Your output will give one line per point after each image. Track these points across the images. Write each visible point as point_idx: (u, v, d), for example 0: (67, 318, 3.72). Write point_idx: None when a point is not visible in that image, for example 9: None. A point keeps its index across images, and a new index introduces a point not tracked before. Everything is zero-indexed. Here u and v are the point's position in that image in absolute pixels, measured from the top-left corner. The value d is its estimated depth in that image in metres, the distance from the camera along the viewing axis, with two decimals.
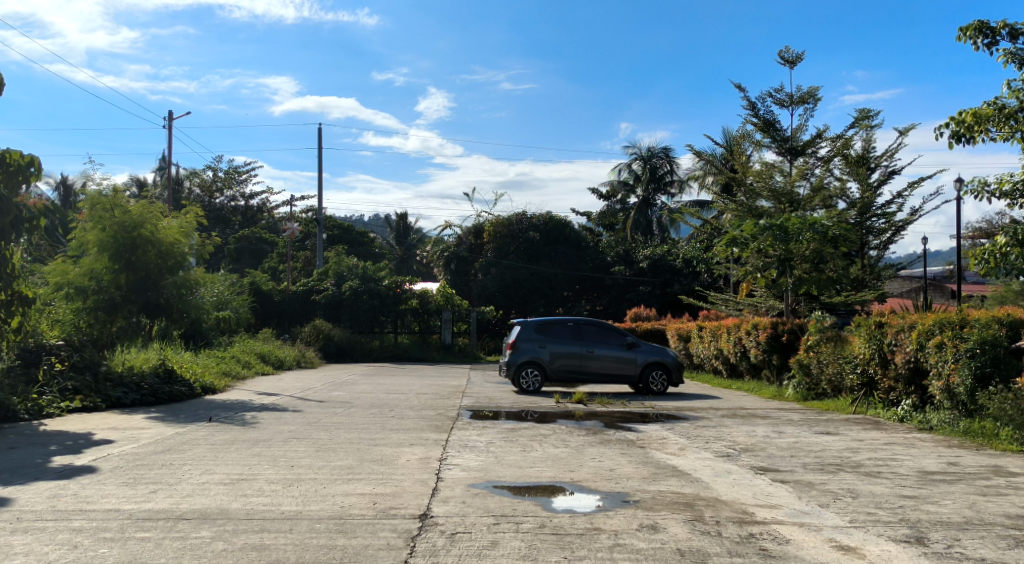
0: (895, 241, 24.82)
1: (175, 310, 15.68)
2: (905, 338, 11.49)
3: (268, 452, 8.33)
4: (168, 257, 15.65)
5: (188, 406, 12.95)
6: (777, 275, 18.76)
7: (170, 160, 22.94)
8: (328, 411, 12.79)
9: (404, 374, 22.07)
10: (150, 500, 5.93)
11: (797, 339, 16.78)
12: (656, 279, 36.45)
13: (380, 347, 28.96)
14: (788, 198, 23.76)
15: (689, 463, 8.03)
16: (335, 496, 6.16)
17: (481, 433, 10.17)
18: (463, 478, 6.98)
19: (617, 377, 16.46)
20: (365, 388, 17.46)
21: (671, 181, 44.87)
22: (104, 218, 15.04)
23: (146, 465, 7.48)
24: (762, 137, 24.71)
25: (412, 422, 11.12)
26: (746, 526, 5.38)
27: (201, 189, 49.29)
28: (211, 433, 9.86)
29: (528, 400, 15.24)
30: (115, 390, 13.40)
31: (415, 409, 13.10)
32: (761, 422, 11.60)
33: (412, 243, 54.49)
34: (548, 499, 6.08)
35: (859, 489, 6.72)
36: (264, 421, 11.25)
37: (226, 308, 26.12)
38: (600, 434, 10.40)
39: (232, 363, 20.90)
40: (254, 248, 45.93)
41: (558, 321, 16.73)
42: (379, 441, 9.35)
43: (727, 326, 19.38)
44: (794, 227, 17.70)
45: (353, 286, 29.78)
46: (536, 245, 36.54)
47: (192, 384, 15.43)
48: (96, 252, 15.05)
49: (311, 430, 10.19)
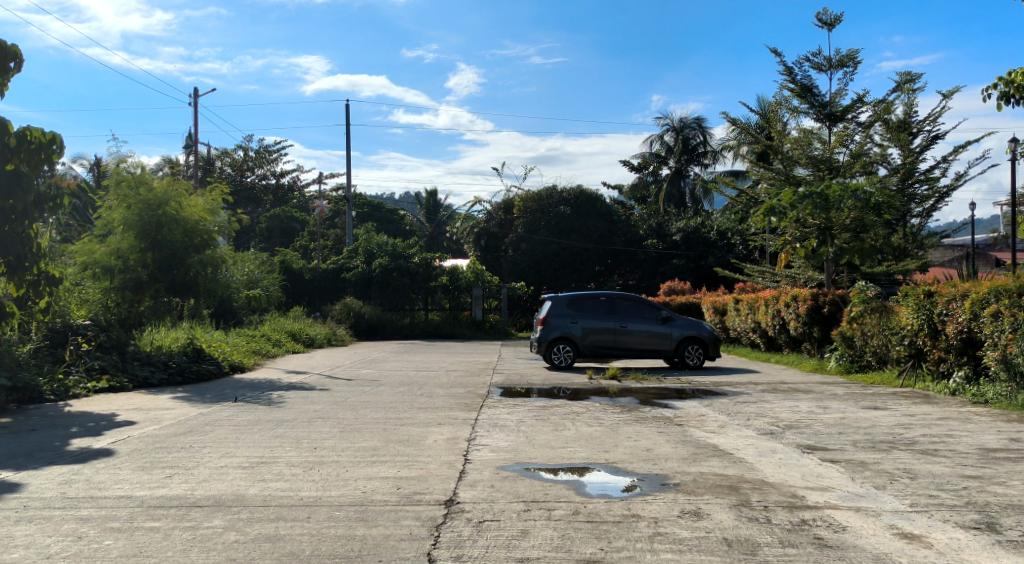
0: (939, 207, 23.96)
1: (203, 289, 15.54)
2: (957, 308, 10.86)
3: (290, 433, 8.05)
4: (194, 236, 15.47)
5: (215, 386, 12.80)
6: (818, 245, 18.01)
7: (196, 138, 22.70)
8: (356, 389, 12.53)
9: (434, 351, 21.86)
10: (163, 486, 5.66)
11: (838, 311, 16.19)
12: (691, 252, 35.72)
13: (410, 324, 28.78)
14: (827, 165, 23.15)
15: (730, 442, 7.58)
16: (357, 481, 5.85)
17: (512, 411, 9.83)
18: (492, 459, 6.63)
19: (651, 353, 16.03)
20: (394, 366, 17.23)
21: (705, 152, 43.86)
22: (130, 196, 14.91)
23: (165, 448, 7.25)
24: (799, 103, 23.84)
25: (441, 400, 10.80)
26: (798, 511, 4.94)
27: (232, 169, 49.43)
28: (234, 413, 9.64)
29: (560, 377, 14.86)
30: (141, 370, 13.31)
31: (444, 387, 12.82)
32: (804, 397, 11.10)
33: (442, 220, 54.17)
34: (582, 483, 5.70)
35: (916, 468, 6.23)
36: (291, 400, 11.02)
37: (256, 287, 26.13)
38: (635, 411, 10.00)
39: (262, 341, 20.81)
40: (284, 227, 45.98)
41: (590, 296, 16.30)
42: (406, 421, 9.04)
43: (765, 298, 18.79)
44: (836, 194, 16.98)
45: (382, 263, 29.53)
46: (567, 220, 35.97)
47: (221, 363, 15.33)
48: (122, 231, 14.90)
49: (337, 410, 9.92)
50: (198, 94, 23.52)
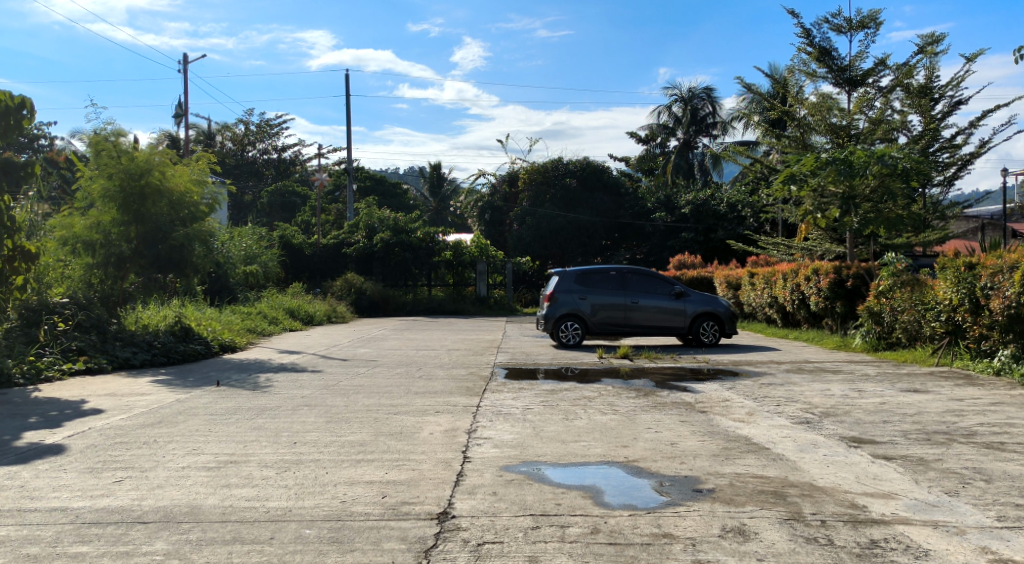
0: (962, 176, 22.91)
1: (190, 265, 14.67)
2: (1004, 281, 9.96)
3: (270, 425, 7.21)
4: (180, 208, 14.56)
5: (200, 368, 11.96)
6: (841, 215, 17.00)
7: (187, 107, 21.61)
8: (350, 371, 11.69)
9: (437, 328, 21.04)
10: (108, 493, 4.81)
11: (863, 285, 15.32)
12: (700, 225, 34.72)
13: (413, 301, 27.96)
14: (846, 132, 22.19)
15: (763, 433, 6.71)
16: (337, 487, 5.00)
17: (518, 397, 8.98)
18: (495, 458, 5.78)
19: (664, 330, 15.16)
20: (394, 345, 16.38)
21: (714, 122, 42.94)
22: (109, 164, 13.93)
23: (127, 442, 6.41)
24: (817, 67, 22.72)
25: (440, 383, 9.94)
26: (864, 528, 4.09)
27: (233, 143, 48.46)
28: (214, 400, 8.79)
29: (568, 356, 14.02)
30: (122, 350, 12.44)
31: (445, 369, 11.95)
32: (834, 379, 10.23)
33: (446, 194, 53.10)
34: (600, 490, 4.84)
35: (988, 468, 5.36)
36: (279, 384, 10.18)
37: (254, 263, 25.31)
38: (652, 396, 9.13)
39: (258, 319, 19.99)
40: (285, 202, 45.05)
41: (600, 270, 15.41)
42: (401, 409, 8.19)
43: (782, 272, 17.88)
44: (861, 160, 15.99)
45: (384, 238, 28.56)
46: (573, 193, 34.94)
47: (210, 343, 14.51)
48: (103, 203, 13.95)
49: (327, 396, 9.07)
50: (187, 61, 22.40)
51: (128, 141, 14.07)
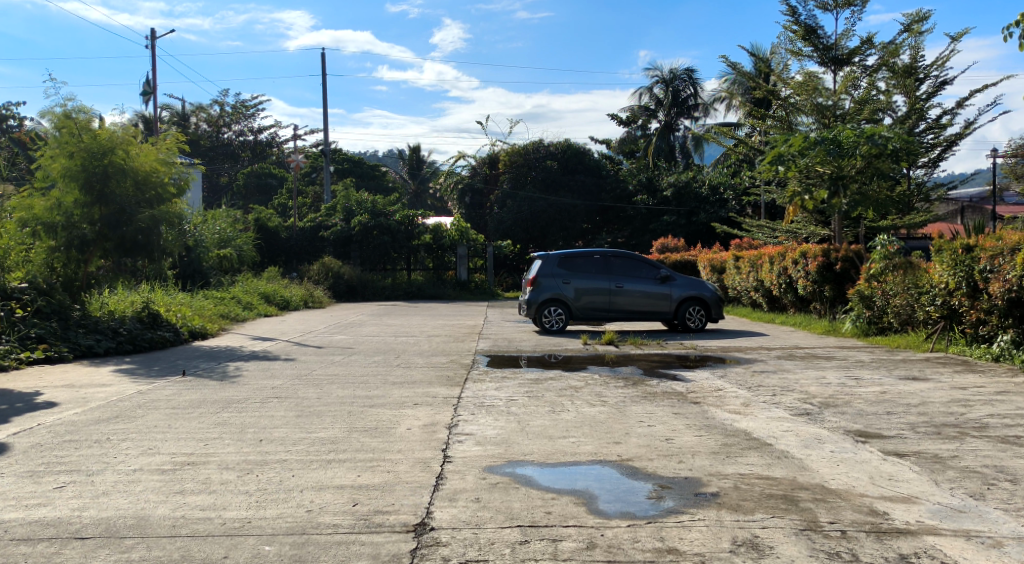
0: (946, 157, 22.67)
1: (157, 248, 14.08)
2: (1004, 264, 9.63)
3: (235, 420, 6.70)
4: (146, 188, 13.90)
5: (167, 356, 11.38)
6: (829, 197, 16.56)
7: (156, 84, 20.82)
8: (325, 360, 11.17)
9: (416, 313, 20.53)
10: (44, 502, 4.29)
11: (853, 268, 15.01)
12: (682, 208, 34.34)
13: (392, 285, 27.40)
14: (832, 112, 21.76)
15: (762, 427, 6.31)
16: (304, 493, 4.52)
17: (500, 387, 8.52)
18: (479, 458, 5.33)
19: (649, 315, 14.77)
20: (372, 331, 15.87)
21: (696, 104, 42.56)
22: (69, 142, 13.19)
23: (76, 440, 5.87)
24: (803, 46, 22.31)
25: (419, 372, 9.46)
26: (889, 540, 3.69)
27: (209, 125, 47.48)
28: (178, 391, 8.25)
29: (552, 342, 13.58)
30: (85, 338, 11.82)
31: (424, 356, 11.46)
32: (828, 365, 9.87)
33: (426, 177, 52.40)
34: (592, 496, 4.40)
35: (1009, 466, 4.98)
36: (249, 374, 9.67)
37: (228, 246, 24.61)
38: (641, 385, 8.71)
39: (231, 304, 19.37)
40: (260, 184, 44.22)
41: (584, 254, 14.96)
42: (377, 401, 7.70)
43: (769, 255, 17.53)
44: (850, 140, 15.61)
45: (362, 221, 27.91)
46: (554, 175, 34.44)
47: (179, 330, 13.91)
48: (64, 183, 13.23)
49: (299, 387, 8.57)
50: (155, 36, 21.58)
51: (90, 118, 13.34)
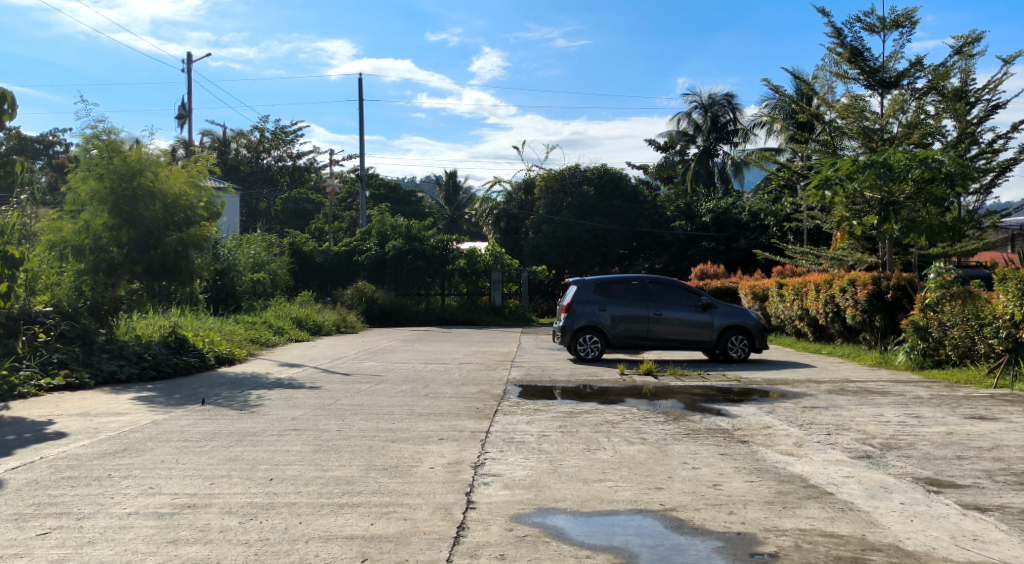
0: (999, 183, 21.74)
1: (185, 271, 13.93)
2: None
3: (248, 455, 6.29)
4: (175, 211, 13.75)
5: (190, 383, 11.07)
6: (880, 222, 16.06)
7: (191, 108, 20.89)
8: (351, 388, 10.76)
9: (449, 339, 20.10)
10: (24, 555, 3.90)
11: (905, 297, 14.32)
12: (721, 234, 33.62)
13: (426, 310, 27.05)
14: (878, 136, 21.18)
15: (820, 473, 5.71)
16: (309, 545, 4.07)
17: (532, 421, 8.02)
18: (506, 504, 4.83)
19: (688, 344, 14.16)
20: (402, 358, 15.47)
21: (735, 130, 41.91)
22: (99, 164, 13.10)
23: (75, 476, 5.49)
24: (848, 68, 21.63)
25: (447, 404, 9.00)
26: None
27: (249, 150, 47.96)
28: (193, 422, 7.89)
29: (587, 371, 13.04)
30: (108, 363, 11.60)
31: (454, 385, 10.99)
32: (885, 401, 9.17)
33: (462, 202, 52.30)
34: (631, 556, 3.88)
35: None
36: (270, 403, 9.28)
37: (262, 270, 24.52)
38: (683, 421, 8.12)
39: (262, 329, 19.15)
40: (297, 209, 44.43)
41: (621, 279, 14.44)
42: (400, 435, 7.24)
43: (815, 283, 16.83)
44: (901, 163, 14.91)
45: (397, 245, 27.71)
46: (591, 200, 33.98)
47: (206, 355, 13.64)
48: (93, 206, 13.13)
49: (320, 418, 8.15)
50: (192, 61, 21.70)
51: (120, 140, 13.23)
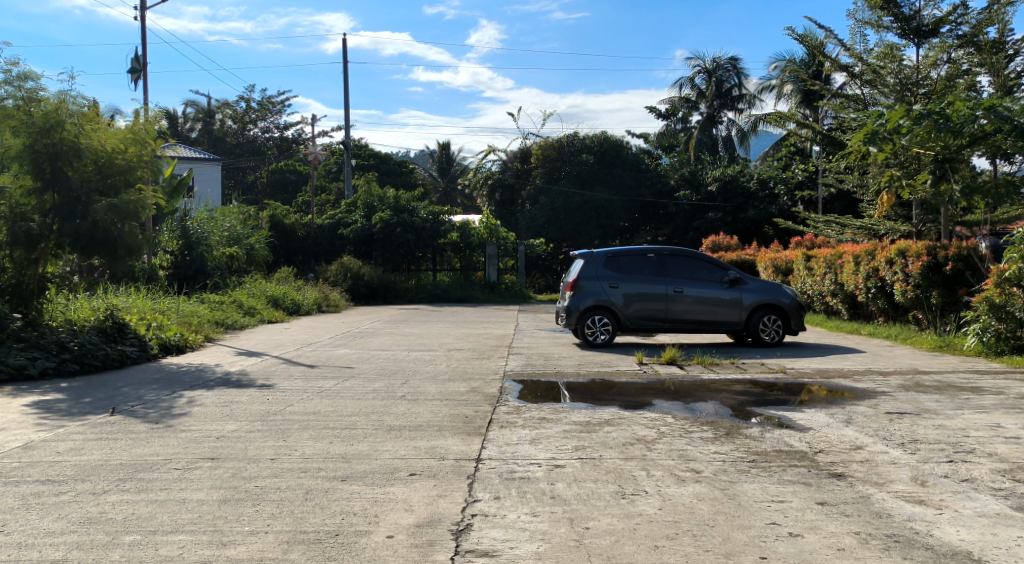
0: None
1: (121, 245, 11.50)
2: None
3: (119, 513, 4.20)
4: (109, 172, 11.51)
5: (115, 381, 9.01)
6: (932, 182, 13.71)
7: (146, 61, 18.55)
8: (309, 387, 8.67)
9: (440, 320, 17.99)
10: None
11: (966, 269, 12.28)
12: (728, 204, 31.28)
13: (416, 287, 24.96)
14: (913, 90, 18.87)
15: (993, 545, 3.67)
16: None
17: (539, 440, 5.96)
18: None
19: (713, 325, 12.10)
20: (381, 342, 13.40)
21: (740, 95, 39.63)
22: (13, 114, 10.79)
23: None
24: (881, 16, 19.17)
25: (426, 413, 6.93)
26: None
27: (234, 122, 45.48)
28: (78, 445, 5.81)
29: (598, 360, 11.01)
30: (16, 357, 9.56)
31: (438, 383, 8.92)
32: (989, 405, 7.12)
33: (455, 174, 49.88)
34: None
35: None
36: (199, 411, 7.18)
37: (237, 245, 22.29)
38: (739, 438, 6.07)
39: (229, 309, 17.04)
40: (281, 180, 42.12)
41: (634, 252, 12.34)
42: (355, 468, 5.16)
43: (852, 254, 14.74)
44: (962, 113, 12.70)
45: (383, 217, 25.34)
46: (591, 169, 31.78)
47: (148, 343, 11.50)
48: (9, 166, 10.93)
49: (253, 439, 6.05)
50: (145, 9, 19.27)
51: (38, 85, 10.91)
